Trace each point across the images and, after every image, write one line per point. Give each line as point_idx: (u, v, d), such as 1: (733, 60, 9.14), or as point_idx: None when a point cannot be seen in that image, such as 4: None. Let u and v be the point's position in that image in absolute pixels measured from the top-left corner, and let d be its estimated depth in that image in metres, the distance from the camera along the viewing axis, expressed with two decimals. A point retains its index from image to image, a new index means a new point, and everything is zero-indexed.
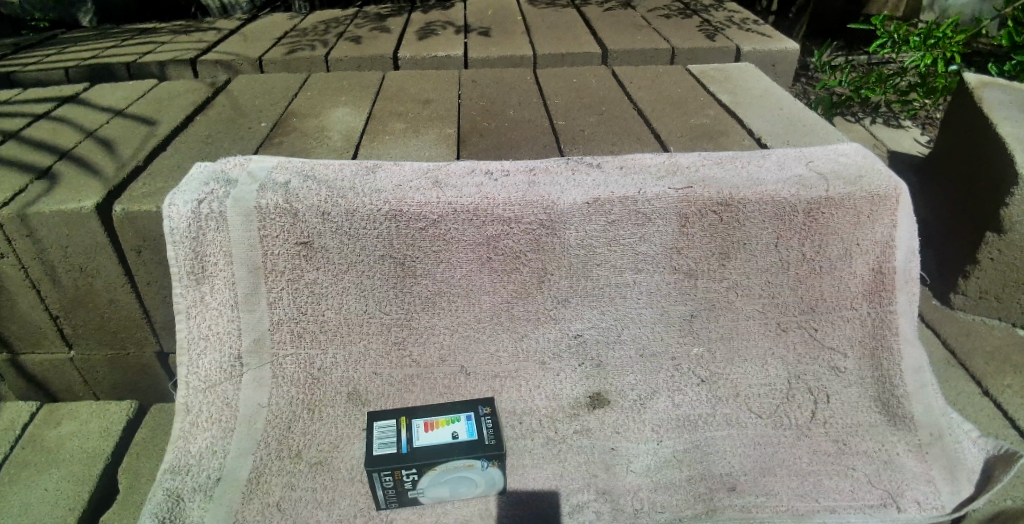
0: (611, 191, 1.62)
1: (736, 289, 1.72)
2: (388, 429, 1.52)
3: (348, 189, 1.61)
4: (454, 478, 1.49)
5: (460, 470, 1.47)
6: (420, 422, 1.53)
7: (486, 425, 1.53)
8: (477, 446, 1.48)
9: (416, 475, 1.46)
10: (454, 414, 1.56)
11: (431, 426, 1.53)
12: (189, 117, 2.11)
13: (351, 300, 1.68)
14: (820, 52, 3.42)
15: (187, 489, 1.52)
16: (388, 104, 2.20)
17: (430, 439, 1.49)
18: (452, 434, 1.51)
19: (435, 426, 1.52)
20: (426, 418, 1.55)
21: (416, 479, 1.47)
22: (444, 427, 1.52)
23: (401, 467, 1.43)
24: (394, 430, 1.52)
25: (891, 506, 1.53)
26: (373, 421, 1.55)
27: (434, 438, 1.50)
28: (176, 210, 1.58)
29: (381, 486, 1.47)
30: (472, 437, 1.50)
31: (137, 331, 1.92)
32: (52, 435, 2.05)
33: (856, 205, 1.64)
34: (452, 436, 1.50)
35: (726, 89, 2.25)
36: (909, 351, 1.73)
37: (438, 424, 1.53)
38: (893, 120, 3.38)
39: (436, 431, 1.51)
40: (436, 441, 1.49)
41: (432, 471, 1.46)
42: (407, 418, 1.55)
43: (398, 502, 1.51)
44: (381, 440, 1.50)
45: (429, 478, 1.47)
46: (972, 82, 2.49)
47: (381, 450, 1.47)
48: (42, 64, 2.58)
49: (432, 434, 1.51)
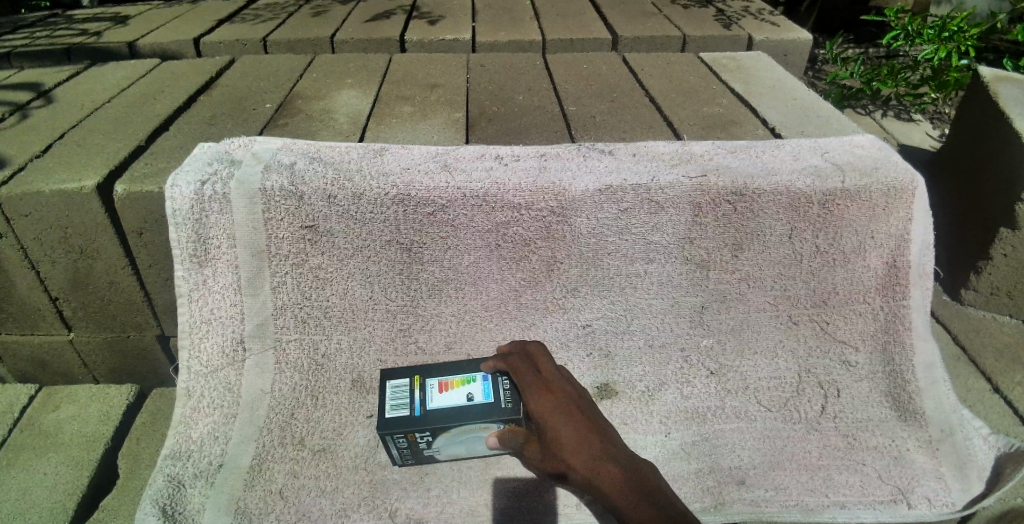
0: (623, 179, 1.59)
1: (748, 280, 1.69)
2: (401, 390, 1.50)
3: (355, 172, 1.58)
4: (466, 437, 1.47)
5: (474, 432, 1.45)
6: (435, 382, 1.50)
7: (502, 385, 1.46)
8: (492, 409, 1.43)
9: (429, 437, 1.45)
10: (470, 374, 1.51)
11: (445, 387, 1.49)
12: (191, 97, 2.07)
13: (356, 286, 1.66)
14: (829, 44, 3.37)
15: (187, 475, 1.50)
16: (394, 87, 2.16)
17: (444, 402, 1.46)
18: (467, 395, 1.46)
19: (450, 387, 1.49)
20: (441, 378, 1.51)
21: (429, 440, 1.47)
22: (459, 388, 1.48)
23: (413, 430, 1.43)
24: (408, 391, 1.49)
25: (901, 503, 1.51)
26: (387, 380, 1.53)
27: (448, 399, 1.46)
28: (179, 192, 1.55)
29: (395, 447, 1.47)
30: (487, 399, 1.45)
31: (136, 315, 1.89)
32: (50, 419, 2.02)
33: (871, 198, 1.61)
34: (465, 398, 1.46)
35: (738, 79, 2.21)
36: (921, 346, 1.69)
37: (452, 385, 1.49)
38: (904, 114, 3.29)
39: (450, 393, 1.47)
40: (448, 404, 1.46)
41: (445, 432, 1.45)
42: (420, 378, 1.52)
43: (415, 459, 1.53)
44: (395, 400, 1.48)
45: (443, 439, 1.47)
46: (987, 76, 2.41)
47: (393, 413, 1.45)
48: (44, 42, 2.53)
49: (447, 395, 1.47)
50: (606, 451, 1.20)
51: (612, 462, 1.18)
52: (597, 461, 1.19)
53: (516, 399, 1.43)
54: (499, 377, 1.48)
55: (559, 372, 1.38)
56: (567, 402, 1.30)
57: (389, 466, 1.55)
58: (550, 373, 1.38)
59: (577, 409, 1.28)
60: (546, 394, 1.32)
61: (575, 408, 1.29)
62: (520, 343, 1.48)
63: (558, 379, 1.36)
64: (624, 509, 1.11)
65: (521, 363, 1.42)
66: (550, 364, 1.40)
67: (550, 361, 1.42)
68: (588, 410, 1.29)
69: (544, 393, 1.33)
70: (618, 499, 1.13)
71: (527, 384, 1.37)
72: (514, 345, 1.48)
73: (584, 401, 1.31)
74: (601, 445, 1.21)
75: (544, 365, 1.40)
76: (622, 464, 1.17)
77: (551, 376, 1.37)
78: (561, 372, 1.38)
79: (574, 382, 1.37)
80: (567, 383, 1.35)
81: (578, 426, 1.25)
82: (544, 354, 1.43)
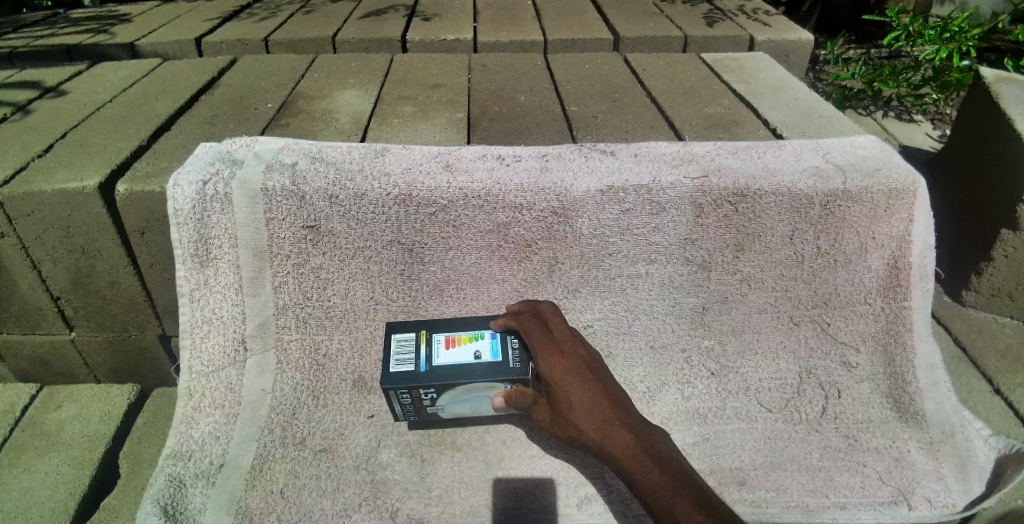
0: (625, 179, 1.59)
1: (749, 281, 1.69)
2: (407, 344, 1.52)
3: (357, 172, 1.59)
4: (471, 396, 1.49)
5: (479, 391, 1.47)
6: (441, 338, 1.52)
7: (511, 345, 1.49)
8: (500, 369, 1.45)
9: (434, 393, 1.47)
10: (477, 330, 1.53)
11: (452, 344, 1.51)
12: (193, 97, 2.07)
13: (357, 286, 1.66)
14: (831, 44, 3.35)
15: (189, 475, 1.50)
16: (396, 87, 2.16)
17: (450, 358, 1.48)
18: (474, 352, 1.48)
19: (457, 343, 1.51)
20: (448, 334, 1.53)
21: (434, 397, 1.49)
22: (466, 345, 1.50)
23: (417, 384, 1.45)
24: (414, 345, 1.51)
25: (902, 504, 1.52)
26: (393, 334, 1.55)
27: (454, 355, 1.48)
28: (181, 192, 1.55)
29: (399, 402, 1.49)
30: (495, 358, 1.47)
31: (138, 314, 1.90)
32: (52, 419, 2.03)
33: (871, 199, 1.61)
34: (473, 355, 1.48)
35: (740, 79, 2.21)
36: (922, 347, 1.69)
37: (459, 342, 1.51)
38: (905, 115, 3.30)
39: (457, 349, 1.49)
40: (455, 361, 1.48)
41: (450, 390, 1.47)
42: (427, 333, 1.54)
43: (416, 416, 1.54)
44: (400, 354, 1.50)
45: (448, 397, 1.49)
46: (988, 77, 2.41)
47: (398, 367, 1.47)
48: (45, 42, 2.53)
49: (453, 351, 1.49)
50: (616, 415, 1.27)
51: (620, 424, 1.26)
52: (605, 423, 1.27)
53: (524, 359, 1.46)
54: (508, 336, 1.50)
55: (570, 334, 1.43)
56: (577, 364, 1.36)
57: (389, 466, 1.55)
58: (562, 335, 1.43)
59: (587, 372, 1.34)
60: (557, 355, 1.38)
61: (587, 371, 1.35)
62: (533, 302, 1.52)
63: (569, 341, 1.41)
64: (630, 469, 1.20)
65: (533, 322, 1.46)
66: (562, 326, 1.45)
67: (562, 323, 1.46)
68: (597, 372, 1.35)
69: (555, 354, 1.38)
70: (625, 460, 1.21)
71: (539, 344, 1.41)
72: (526, 304, 1.52)
73: (594, 363, 1.37)
74: (612, 409, 1.28)
75: (556, 326, 1.45)
76: (632, 426, 1.25)
77: (562, 337, 1.42)
78: (572, 334, 1.43)
79: (584, 344, 1.42)
80: (579, 346, 1.40)
81: (588, 388, 1.32)
82: (556, 315, 1.48)
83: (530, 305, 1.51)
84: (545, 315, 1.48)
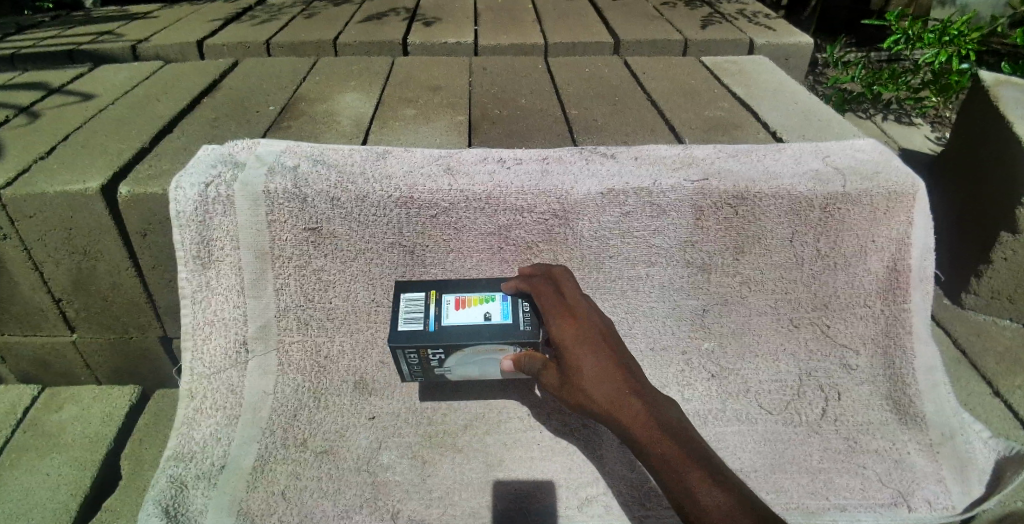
0: (625, 182, 1.60)
1: (749, 283, 1.70)
2: (416, 303, 1.51)
3: (358, 174, 1.60)
4: (480, 359, 1.48)
5: (489, 353, 1.46)
6: (451, 298, 1.51)
7: (522, 308, 1.47)
8: (510, 331, 1.44)
9: (442, 354, 1.47)
10: (488, 292, 1.51)
11: (462, 305, 1.50)
12: (195, 99, 2.08)
13: (359, 288, 1.67)
14: (831, 48, 3.37)
15: (190, 476, 1.50)
16: (397, 89, 2.17)
17: (460, 319, 1.47)
18: (484, 314, 1.47)
19: (467, 304, 1.49)
20: (457, 295, 1.51)
21: (441, 358, 1.48)
22: (477, 306, 1.49)
23: (426, 344, 1.44)
24: (423, 305, 1.50)
25: (902, 506, 1.53)
26: (401, 293, 1.53)
27: (464, 316, 1.47)
28: (184, 194, 1.56)
29: (406, 361, 1.49)
30: (505, 320, 1.46)
31: (139, 315, 1.90)
32: (53, 420, 2.03)
33: (871, 201, 1.62)
34: (483, 317, 1.47)
35: (740, 82, 2.22)
36: (922, 349, 1.69)
37: (469, 303, 1.49)
38: (905, 117, 3.34)
39: (467, 310, 1.48)
40: (464, 321, 1.47)
41: (459, 351, 1.46)
42: (436, 293, 1.52)
43: (424, 376, 1.54)
44: (409, 313, 1.49)
45: (455, 358, 1.48)
46: (987, 80, 2.42)
47: (406, 326, 1.47)
48: (47, 44, 2.54)
49: (463, 312, 1.48)
50: (628, 383, 1.25)
51: (633, 394, 1.23)
52: (618, 392, 1.24)
53: (535, 322, 1.45)
54: (519, 299, 1.49)
55: (582, 298, 1.40)
56: (590, 329, 1.32)
57: (391, 468, 1.56)
58: (574, 298, 1.39)
59: (600, 339, 1.31)
60: (570, 320, 1.34)
61: (598, 336, 1.31)
62: (548, 266, 1.49)
63: (581, 305, 1.37)
64: (642, 441, 1.19)
65: (545, 286, 1.44)
66: (575, 290, 1.42)
67: (574, 287, 1.43)
68: (610, 340, 1.32)
69: (567, 318, 1.34)
70: (638, 430, 1.20)
71: (551, 308, 1.38)
72: (539, 267, 1.49)
73: (607, 330, 1.34)
74: (624, 377, 1.25)
75: (569, 289, 1.42)
76: (643, 396, 1.23)
77: (574, 301, 1.39)
78: (584, 298, 1.40)
79: (597, 309, 1.38)
80: (591, 310, 1.37)
81: (601, 355, 1.28)
82: (569, 280, 1.45)
83: (543, 269, 1.48)
84: (558, 278, 1.45)
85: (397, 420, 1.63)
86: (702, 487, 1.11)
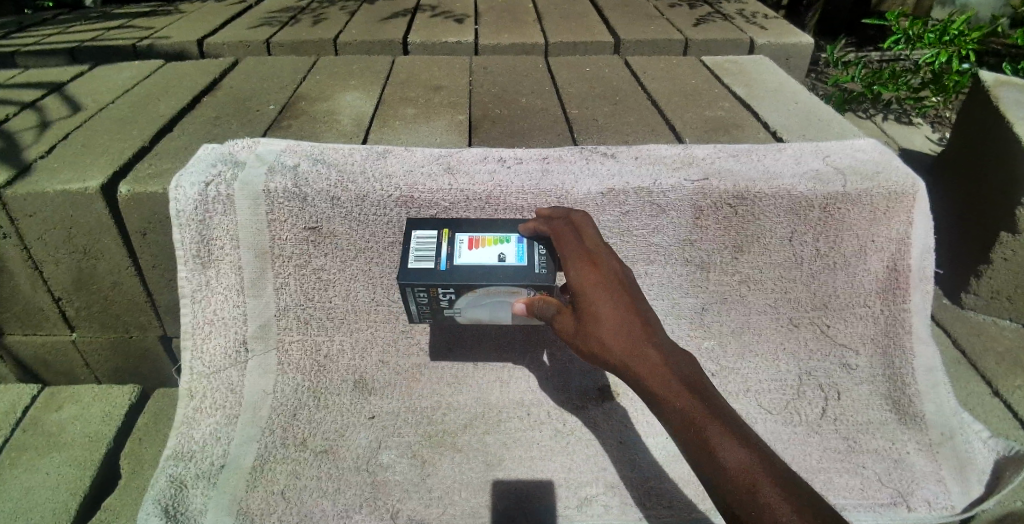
0: (625, 182, 1.60)
1: (749, 283, 1.70)
2: (428, 242, 1.44)
3: (358, 174, 1.60)
4: (494, 302, 1.39)
5: (502, 296, 1.38)
6: (465, 239, 1.43)
7: (537, 251, 1.41)
8: (525, 274, 1.37)
9: (453, 295, 1.39)
10: (504, 234, 1.44)
11: (475, 245, 1.42)
12: (195, 98, 2.07)
13: (358, 288, 1.67)
14: (831, 48, 3.39)
15: (190, 476, 1.50)
16: (398, 89, 2.17)
17: (473, 259, 1.40)
18: (499, 255, 1.40)
19: (481, 245, 1.42)
20: (471, 235, 1.44)
21: (452, 299, 1.40)
22: (491, 247, 1.42)
23: (436, 283, 1.37)
24: (435, 244, 1.43)
25: (901, 506, 1.53)
26: (413, 231, 1.46)
27: (478, 256, 1.40)
28: (183, 193, 1.56)
29: (415, 302, 1.41)
30: (521, 263, 1.39)
31: (139, 315, 1.90)
32: (53, 419, 2.03)
33: (871, 202, 1.62)
34: (497, 258, 1.40)
35: (741, 82, 2.22)
36: (922, 349, 1.69)
37: (484, 243, 1.42)
38: (904, 117, 3.33)
39: (481, 250, 1.41)
40: (477, 261, 1.39)
41: (471, 292, 1.38)
42: (449, 232, 1.45)
43: (433, 319, 1.45)
44: (420, 251, 1.42)
45: (467, 300, 1.40)
46: (987, 80, 2.42)
47: (416, 264, 1.40)
48: (47, 42, 2.54)
49: (476, 252, 1.41)
50: (647, 335, 1.21)
51: (653, 346, 1.19)
52: (637, 344, 1.20)
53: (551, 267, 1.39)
54: (535, 243, 1.42)
55: (603, 244, 1.34)
56: (611, 277, 1.26)
57: (390, 467, 1.56)
58: (594, 245, 1.33)
59: (619, 287, 1.26)
60: (590, 266, 1.28)
61: (619, 285, 1.26)
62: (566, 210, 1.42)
63: (602, 252, 1.32)
64: (661, 395, 1.15)
65: (565, 229, 1.37)
66: (595, 235, 1.36)
67: (594, 233, 1.37)
68: (629, 289, 1.27)
69: (587, 264, 1.28)
70: (654, 382, 1.16)
71: (571, 253, 1.31)
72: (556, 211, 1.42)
73: (626, 279, 1.29)
74: (643, 329, 1.21)
75: (589, 235, 1.35)
76: (662, 349, 1.19)
77: (594, 247, 1.32)
78: (604, 245, 1.34)
79: (616, 257, 1.33)
80: (611, 257, 1.31)
81: (620, 305, 1.24)
82: (590, 225, 1.38)
83: (562, 212, 1.41)
84: (578, 224, 1.38)
85: (397, 419, 1.64)
86: (721, 442, 1.08)
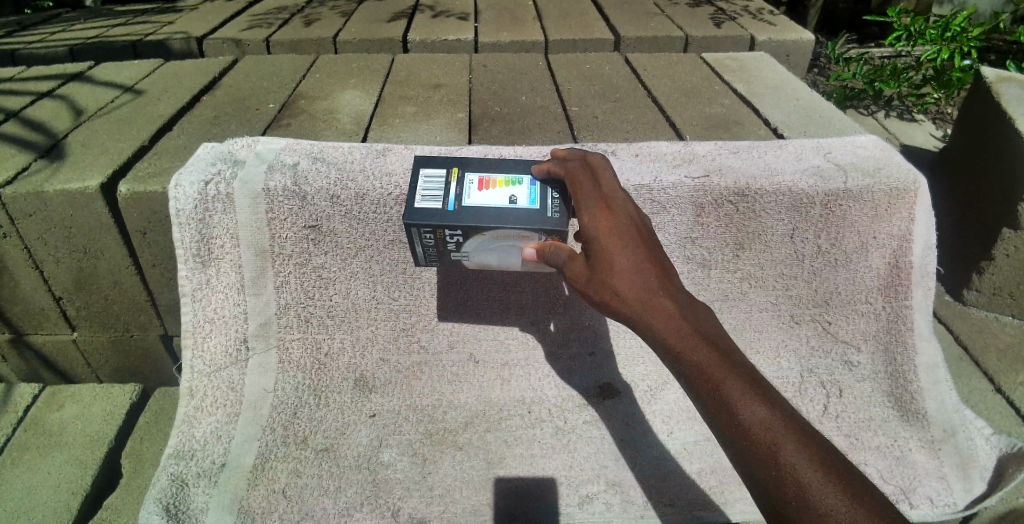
0: (625, 178, 1.59)
1: (749, 280, 1.70)
2: (436, 181, 1.39)
3: (358, 172, 1.60)
4: (502, 246, 1.36)
5: (511, 241, 1.34)
6: (474, 179, 1.38)
7: (550, 195, 1.36)
8: (537, 218, 1.32)
9: (460, 237, 1.34)
10: (516, 176, 1.39)
11: (485, 187, 1.37)
12: (194, 97, 2.07)
13: (359, 286, 1.67)
14: (834, 44, 3.34)
15: (191, 474, 1.49)
16: (397, 87, 2.16)
17: (482, 200, 1.35)
18: (510, 197, 1.35)
19: (491, 187, 1.37)
20: (481, 176, 1.39)
21: (459, 241, 1.36)
22: (501, 189, 1.37)
23: (443, 223, 1.32)
24: (443, 184, 1.38)
25: (903, 503, 1.52)
26: (421, 171, 1.41)
27: (488, 198, 1.35)
28: (183, 192, 1.55)
29: (421, 243, 1.37)
30: (533, 206, 1.34)
31: (140, 314, 1.90)
32: (54, 419, 2.02)
33: (872, 199, 1.61)
34: (508, 200, 1.35)
35: (741, 79, 2.21)
36: (924, 346, 1.68)
37: (494, 185, 1.37)
38: (906, 115, 3.29)
39: (491, 192, 1.36)
40: (487, 203, 1.34)
41: (479, 235, 1.34)
42: (458, 172, 1.40)
43: (439, 261, 1.42)
44: (427, 190, 1.37)
45: (475, 243, 1.35)
46: (989, 76, 2.40)
47: (423, 204, 1.35)
48: (47, 42, 2.54)
49: (486, 194, 1.36)
50: (664, 284, 1.14)
51: (668, 296, 1.12)
52: (652, 294, 1.12)
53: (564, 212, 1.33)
54: (548, 186, 1.38)
55: (620, 190, 1.28)
56: (627, 224, 1.20)
57: (391, 465, 1.56)
58: (611, 190, 1.27)
59: (637, 234, 1.19)
60: (605, 211, 1.22)
61: (636, 232, 1.19)
62: (584, 155, 1.37)
63: (619, 199, 1.26)
64: (676, 348, 1.08)
65: (582, 174, 1.32)
66: (612, 181, 1.30)
67: (611, 179, 1.31)
68: (647, 237, 1.20)
69: (603, 209, 1.22)
70: (670, 334, 1.09)
71: (586, 200, 1.26)
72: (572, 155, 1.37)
73: (644, 227, 1.22)
74: (659, 279, 1.14)
75: (606, 181, 1.30)
76: (679, 301, 1.12)
77: (611, 193, 1.27)
78: (622, 191, 1.28)
79: (634, 204, 1.26)
80: (628, 205, 1.25)
81: (636, 252, 1.16)
82: (607, 170, 1.33)
83: (579, 158, 1.36)
84: (594, 168, 1.33)
85: (397, 417, 1.64)
86: (742, 399, 1.00)
